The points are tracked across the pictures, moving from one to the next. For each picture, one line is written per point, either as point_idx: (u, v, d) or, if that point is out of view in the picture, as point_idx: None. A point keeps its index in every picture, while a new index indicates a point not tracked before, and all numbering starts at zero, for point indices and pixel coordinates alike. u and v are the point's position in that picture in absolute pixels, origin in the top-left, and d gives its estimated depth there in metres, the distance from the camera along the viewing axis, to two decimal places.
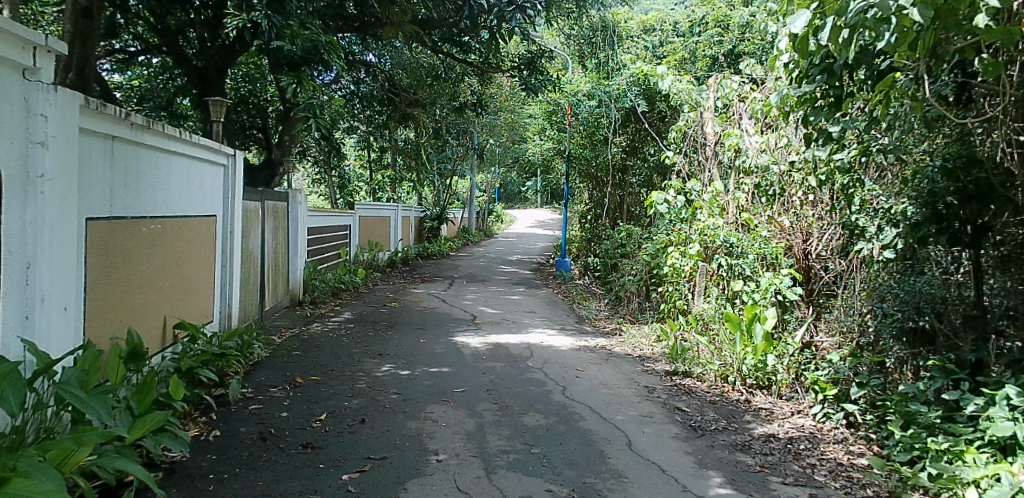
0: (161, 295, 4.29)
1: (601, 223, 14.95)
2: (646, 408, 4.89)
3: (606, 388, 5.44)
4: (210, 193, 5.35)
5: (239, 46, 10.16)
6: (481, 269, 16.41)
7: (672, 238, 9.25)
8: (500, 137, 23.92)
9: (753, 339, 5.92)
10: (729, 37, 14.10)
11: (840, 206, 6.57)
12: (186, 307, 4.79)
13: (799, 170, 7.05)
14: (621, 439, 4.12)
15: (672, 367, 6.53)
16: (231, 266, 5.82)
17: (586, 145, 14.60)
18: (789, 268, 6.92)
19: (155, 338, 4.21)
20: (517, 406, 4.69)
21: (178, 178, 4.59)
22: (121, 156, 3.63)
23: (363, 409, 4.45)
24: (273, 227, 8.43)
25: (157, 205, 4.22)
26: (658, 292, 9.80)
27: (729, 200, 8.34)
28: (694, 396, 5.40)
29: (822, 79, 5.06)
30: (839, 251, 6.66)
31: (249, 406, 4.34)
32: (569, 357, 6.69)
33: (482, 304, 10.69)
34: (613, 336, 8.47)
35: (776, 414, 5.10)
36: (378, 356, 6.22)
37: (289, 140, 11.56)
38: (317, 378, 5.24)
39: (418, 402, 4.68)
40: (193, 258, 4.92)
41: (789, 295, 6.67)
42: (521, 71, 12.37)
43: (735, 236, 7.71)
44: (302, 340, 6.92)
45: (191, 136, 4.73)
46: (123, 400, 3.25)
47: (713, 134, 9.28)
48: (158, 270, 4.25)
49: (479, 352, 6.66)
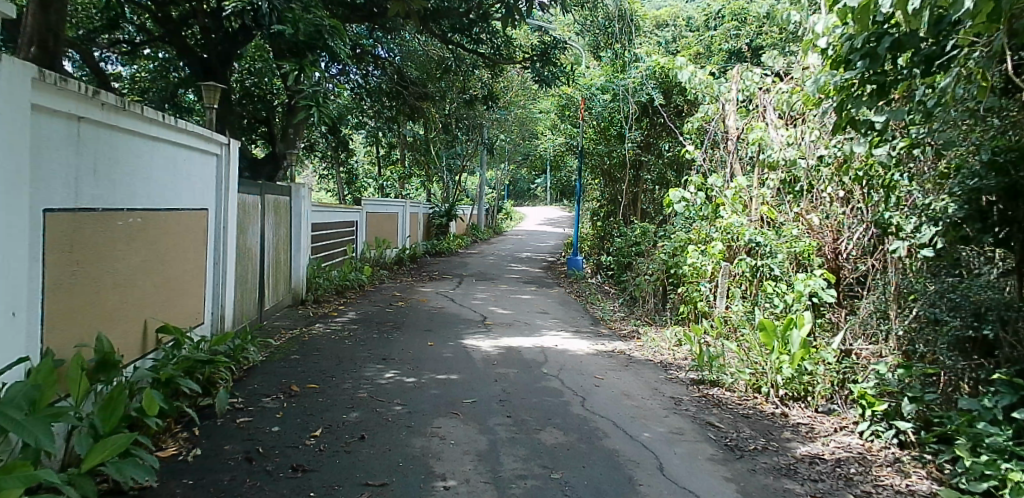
0: (140, 295, 3.88)
1: (614, 220, 14.49)
2: (675, 423, 4.44)
3: (629, 400, 4.99)
4: (202, 184, 4.94)
5: (243, 36, 9.81)
6: (491, 268, 15.97)
7: (692, 237, 8.81)
8: (511, 134, 23.51)
9: (789, 347, 5.45)
10: (747, 30, 13.62)
11: (875, 201, 6.07)
12: (171, 309, 4.37)
13: (828, 165, 6.65)
14: (652, 462, 3.67)
15: (698, 376, 6.07)
16: (224, 264, 5.38)
17: (598, 140, 14.12)
18: (823, 269, 6.38)
19: (134, 346, 3.79)
20: (533, 421, 4.25)
21: (163, 167, 4.19)
22: (92, 140, 3.23)
23: (363, 423, 4.03)
24: (274, 222, 8.01)
25: (137, 197, 3.81)
26: (677, 293, 9.33)
27: (753, 196, 7.87)
28: (725, 409, 4.96)
29: (862, 65, 4.65)
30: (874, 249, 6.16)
31: (237, 420, 3.95)
32: (586, 363, 6.24)
33: (493, 304, 10.26)
34: (631, 339, 8.00)
35: (817, 431, 4.64)
36: (382, 361, 5.79)
37: (295, 134, 11.19)
38: (314, 386, 4.83)
39: (424, 415, 4.26)
40: (180, 255, 4.52)
41: (824, 297, 6.13)
42: (534, 63, 11.95)
43: (761, 234, 7.24)
44: (302, 342, 6.52)
45: (180, 121, 4.33)
46: (87, 420, 2.88)
47: (735, 128, 8.75)
48: (138, 268, 3.84)
49: (490, 356, 6.23)
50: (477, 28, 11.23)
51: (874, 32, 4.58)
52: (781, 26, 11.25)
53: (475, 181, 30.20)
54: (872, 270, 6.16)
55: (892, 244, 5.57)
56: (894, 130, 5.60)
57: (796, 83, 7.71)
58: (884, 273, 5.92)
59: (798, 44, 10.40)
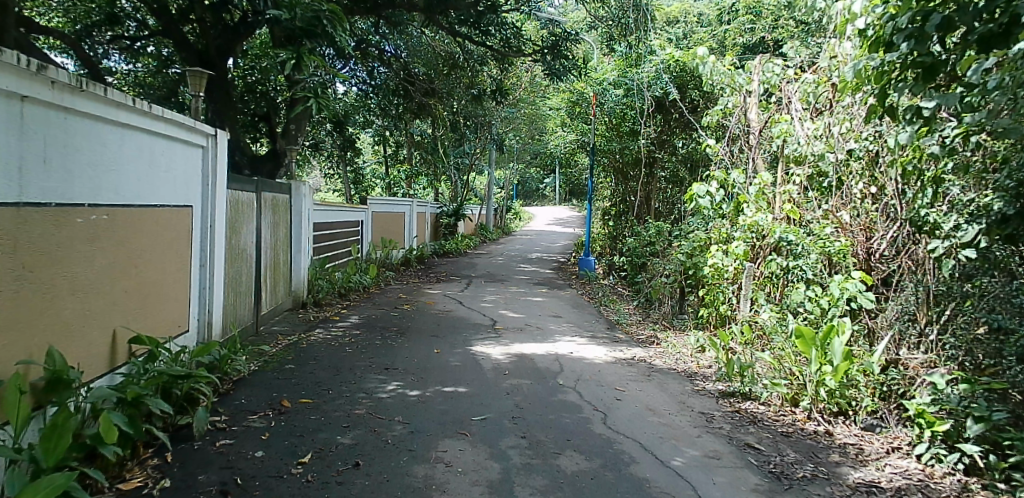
0: (108, 303, 3.46)
1: (627, 219, 13.97)
2: (709, 445, 3.97)
3: (655, 416, 4.51)
4: (186, 178, 4.52)
5: (244, 28, 9.51)
6: (500, 269, 15.47)
7: (712, 236, 8.30)
8: (519, 132, 23.08)
9: (830, 357, 4.91)
10: (762, 24, 13.07)
11: (910, 197, 5.62)
12: (149, 317, 3.95)
13: (859, 159, 6.25)
14: (688, 495, 3.20)
15: (727, 387, 5.57)
16: (212, 266, 4.94)
17: (608, 137, 13.59)
18: (861, 271, 5.78)
19: (100, 359, 3.36)
20: (551, 443, 3.78)
21: (137, 158, 3.77)
22: (36, 124, 2.81)
23: (359, 447, 3.58)
24: (273, 222, 7.58)
25: (102, 190, 3.39)
26: (697, 296, 8.81)
27: (778, 193, 7.36)
28: (762, 427, 4.48)
29: (909, 46, 4.17)
30: (909, 250, 5.67)
31: (217, 443, 3.52)
32: (605, 373, 5.76)
33: (504, 307, 9.79)
34: (650, 345, 7.49)
35: (867, 453, 4.12)
36: (383, 371, 5.34)
37: (296, 130, 10.82)
38: (308, 401, 4.38)
39: (429, 436, 3.80)
40: (159, 257, 4.09)
41: (864, 302, 5.56)
42: (544, 56, 11.49)
43: (792, 232, 6.68)
44: (299, 350, 6.07)
45: (157, 109, 3.93)
46: (27, 454, 2.48)
47: (757, 121, 8.22)
48: (106, 271, 3.43)
49: (501, 365, 5.75)
50: (486, 20, 10.69)
51: (921, 9, 4.05)
52: (802, 16, 10.74)
53: (483, 181, 29.70)
54: (906, 271, 5.67)
55: (931, 244, 5.14)
56: (945, 117, 5.09)
57: (823, 72, 7.22)
58: (919, 274, 5.49)
59: (822, 36, 9.87)
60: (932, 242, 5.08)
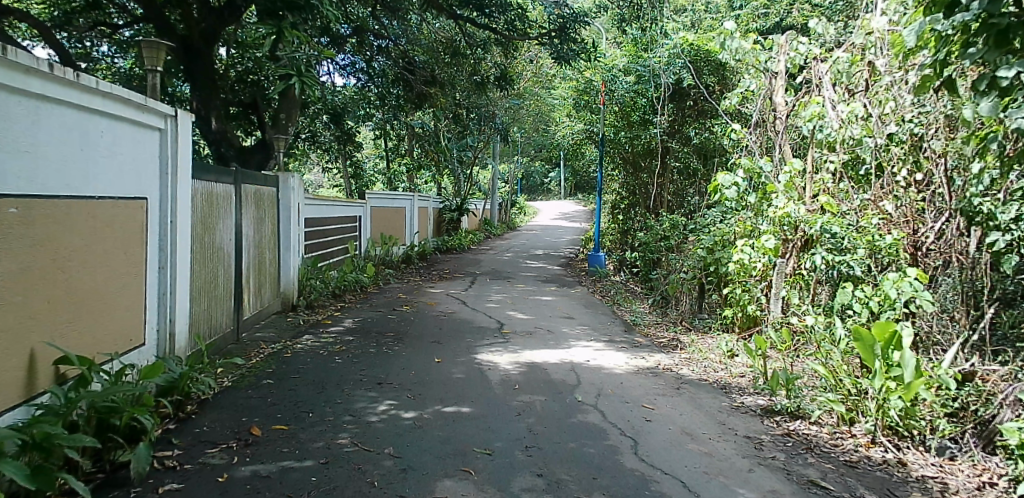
0: (20, 317, 2.77)
1: (637, 214, 13.21)
2: (766, 484, 3.27)
3: (694, 443, 3.81)
4: (137, 164, 3.84)
5: (229, 13, 8.60)
6: (506, 266, 14.75)
7: (738, 229, 7.52)
8: (523, 124, 22.34)
9: (894, 370, 4.15)
10: (777, 8, 12.30)
11: (960, 185, 4.95)
12: (84, 333, 3.27)
13: (900, 144, 5.53)
14: None
15: (769, 403, 4.82)
16: (173, 268, 4.25)
17: (616, 127, 12.82)
18: (916, 269, 4.94)
19: (8, 389, 2.69)
20: (574, 484, 3.09)
21: (60, 137, 3.08)
22: None
23: (337, 491, 2.90)
24: (256, 217, 6.88)
25: (10, 175, 2.71)
26: (720, 294, 8.06)
27: (810, 181, 6.54)
28: (822, 456, 3.78)
29: (979, 6, 3.16)
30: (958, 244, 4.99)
31: (162, 488, 2.86)
32: (627, 386, 5.04)
33: (511, 308, 9.07)
34: (674, 350, 6.76)
35: (953, 490, 3.42)
36: (376, 387, 4.64)
37: (285, 119, 9.91)
38: (282, 428, 3.70)
39: (424, 474, 3.12)
40: (102, 258, 3.42)
41: (926, 304, 4.73)
42: (551, 39, 10.66)
43: (836, 223, 5.84)
44: (282, 360, 5.38)
45: (87, 79, 3.24)
46: None
47: (783, 105, 7.28)
48: (13, 279, 2.72)
49: (510, 378, 5.05)
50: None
51: None
52: None
53: (487, 175, 28.90)
54: (968, 274, 4.90)
55: (988, 237, 4.57)
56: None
57: (858, 51, 6.40)
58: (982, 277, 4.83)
59: (852, 15, 9.07)
60: (992, 234, 4.50)
